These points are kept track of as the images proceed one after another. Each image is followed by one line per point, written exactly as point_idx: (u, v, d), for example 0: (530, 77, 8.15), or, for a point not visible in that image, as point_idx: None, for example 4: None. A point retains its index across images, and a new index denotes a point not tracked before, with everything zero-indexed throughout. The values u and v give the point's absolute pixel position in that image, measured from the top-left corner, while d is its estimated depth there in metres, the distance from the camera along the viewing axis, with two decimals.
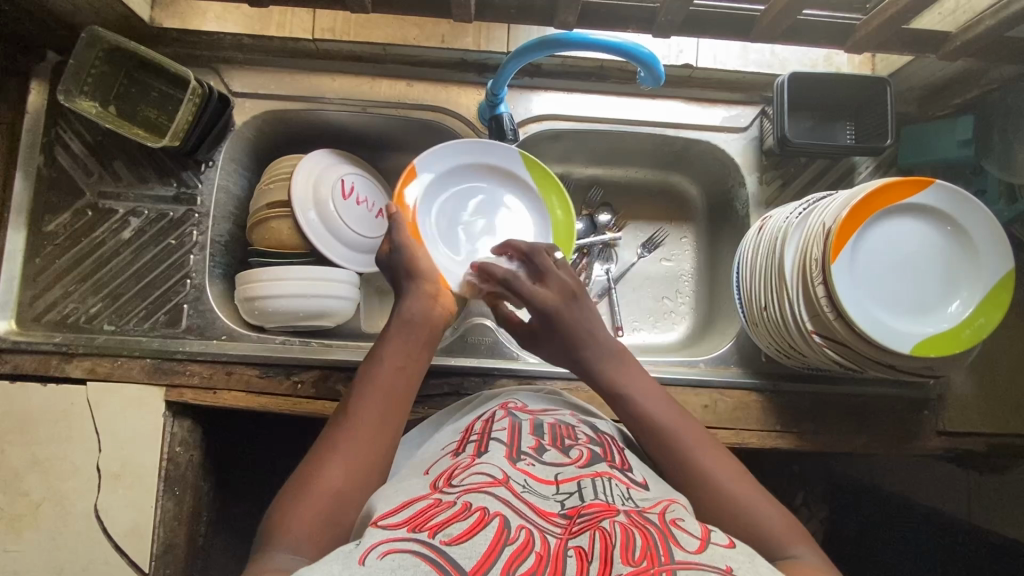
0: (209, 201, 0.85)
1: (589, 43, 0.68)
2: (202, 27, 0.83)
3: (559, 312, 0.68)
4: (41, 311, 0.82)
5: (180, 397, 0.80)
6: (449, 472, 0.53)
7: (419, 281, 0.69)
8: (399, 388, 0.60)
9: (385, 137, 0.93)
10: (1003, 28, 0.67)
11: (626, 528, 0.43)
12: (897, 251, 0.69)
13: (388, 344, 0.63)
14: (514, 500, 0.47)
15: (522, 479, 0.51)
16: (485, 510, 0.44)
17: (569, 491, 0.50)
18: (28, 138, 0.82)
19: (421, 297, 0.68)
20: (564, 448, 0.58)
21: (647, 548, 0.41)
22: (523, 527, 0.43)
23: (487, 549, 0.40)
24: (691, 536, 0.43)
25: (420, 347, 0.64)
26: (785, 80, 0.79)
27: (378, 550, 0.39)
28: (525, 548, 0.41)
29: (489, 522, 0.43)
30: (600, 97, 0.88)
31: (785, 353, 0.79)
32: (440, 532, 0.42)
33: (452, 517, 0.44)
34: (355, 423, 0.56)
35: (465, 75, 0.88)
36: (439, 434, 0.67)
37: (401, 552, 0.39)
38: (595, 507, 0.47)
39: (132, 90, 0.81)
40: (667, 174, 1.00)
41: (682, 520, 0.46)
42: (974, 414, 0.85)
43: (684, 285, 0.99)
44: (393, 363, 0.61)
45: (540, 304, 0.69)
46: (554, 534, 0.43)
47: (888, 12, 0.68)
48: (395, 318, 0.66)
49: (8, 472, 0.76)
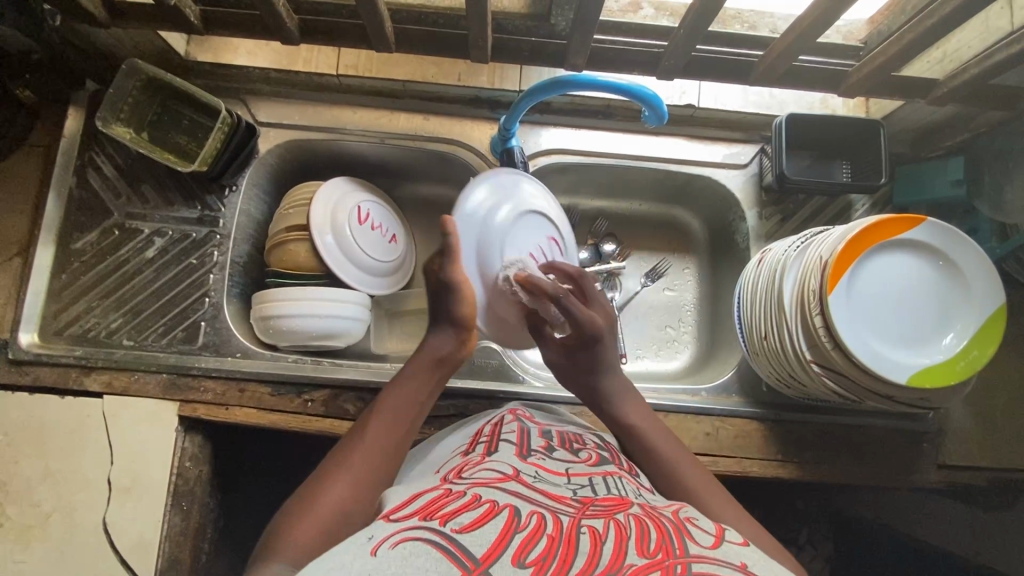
0: (230, 224, 0.89)
1: (597, 84, 0.73)
2: (233, 61, 0.89)
3: (602, 338, 0.70)
4: (63, 325, 0.84)
5: (193, 413, 0.82)
6: (460, 467, 0.55)
7: (457, 328, 0.69)
8: (409, 416, 0.63)
9: (402, 167, 0.98)
10: (987, 75, 0.70)
11: (640, 520, 0.45)
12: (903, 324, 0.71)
13: (409, 373, 0.67)
14: (524, 491, 0.48)
15: (532, 472, 0.52)
16: (495, 502, 0.46)
17: (581, 483, 0.52)
18: (62, 160, 0.87)
19: (451, 335, 0.69)
20: (573, 450, 0.61)
21: (662, 541, 0.42)
22: (534, 514, 0.44)
23: (498, 537, 0.41)
24: (706, 533, 0.45)
25: (437, 382, 0.68)
26: (782, 121, 0.83)
27: (390, 541, 0.41)
28: (536, 533, 0.42)
29: (499, 513, 0.44)
30: (607, 134, 0.92)
31: (785, 382, 0.81)
32: (451, 521, 0.43)
33: (463, 506, 0.45)
34: (365, 443, 0.59)
35: (479, 111, 0.93)
36: (447, 436, 0.69)
37: (411, 540, 0.40)
38: (608, 500, 0.48)
39: (164, 118, 0.85)
40: (670, 208, 1.03)
41: (696, 519, 0.48)
42: (974, 448, 0.85)
43: (686, 314, 1.02)
44: (411, 393, 0.65)
45: (592, 327, 0.69)
46: (567, 514, 0.45)
47: (877, 60, 0.73)
48: (423, 353, 0.68)
49: (20, 483, 0.77)
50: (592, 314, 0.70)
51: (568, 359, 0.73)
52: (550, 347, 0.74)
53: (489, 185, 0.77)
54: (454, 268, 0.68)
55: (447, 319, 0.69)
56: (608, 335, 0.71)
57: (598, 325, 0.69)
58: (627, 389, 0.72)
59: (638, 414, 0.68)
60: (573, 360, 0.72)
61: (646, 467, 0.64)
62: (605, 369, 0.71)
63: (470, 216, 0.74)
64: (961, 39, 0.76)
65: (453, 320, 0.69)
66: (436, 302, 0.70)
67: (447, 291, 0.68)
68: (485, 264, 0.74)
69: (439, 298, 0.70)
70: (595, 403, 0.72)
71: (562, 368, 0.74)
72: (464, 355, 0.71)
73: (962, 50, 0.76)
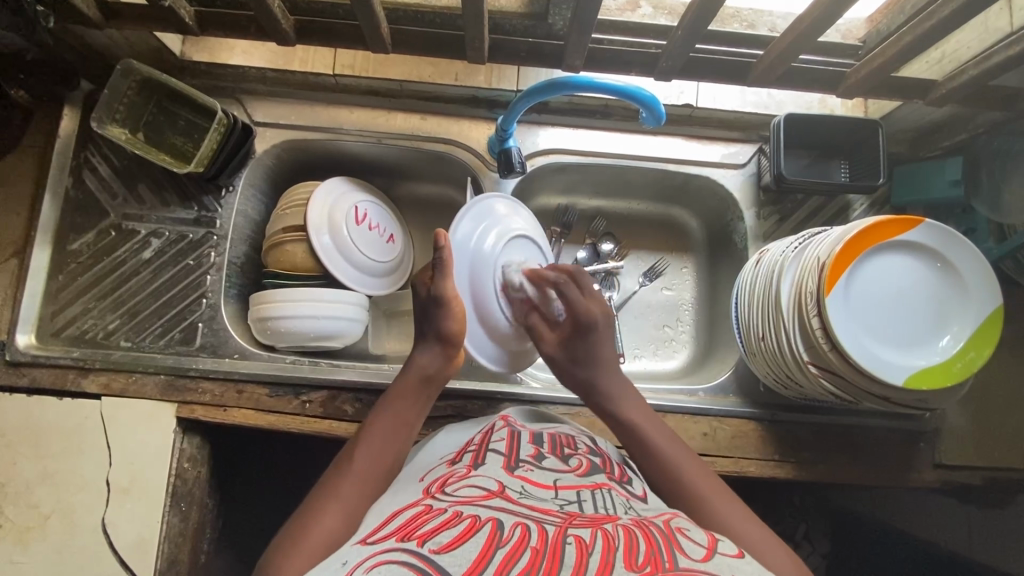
0: (227, 224, 0.88)
1: (594, 86, 0.73)
2: (228, 60, 0.89)
3: (597, 329, 0.73)
4: (60, 327, 0.84)
5: (191, 414, 0.82)
6: (444, 480, 0.55)
7: (445, 346, 0.71)
8: (396, 435, 0.64)
9: (399, 167, 0.97)
10: (986, 77, 0.70)
11: (629, 530, 0.45)
12: (899, 307, 0.72)
13: (397, 391, 0.68)
14: (510, 504, 0.48)
15: (518, 485, 0.53)
16: (477, 516, 0.46)
17: (569, 499, 0.52)
18: (57, 160, 0.86)
19: (438, 351, 0.71)
20: (563, 457, 0.61)
21: (650, 553, 0.42)
22: (517, 526, 0.45)
23: (478, 555, 0.41)
24: (697, 545, 0.45)
25: (426, 399, 0.69)
26: (780, 121, 0.83)
27: (365, 566, 0.41)
28: (520, 545, 0.42)
29: (480, 528, 0.44)
30: (604, 133, 0.92)
31: (782, 383, 0.81)
32: (430, 541, 0.43)
33: (441, 525, 0.45)
34: (351, 473, 0.59)
35: (476, 111, 0.92)
36: (434, 441, 0.70)
37: (387, 564, 0.40)
38: (595, 514, 0.48)
39: (160, 118, 0.85)
40: (668, 208, 1.03)
41: (687, 530, 0.48)
42: (970, 447, 0.86)
43: (684, 314, 1.02)
44: (399, 411, 0.66)
45: (589, 317, 0.73)
46: (552, 523, 0.46)
47: (876, 61, 0.73)
48: (413, 370, 0.69)
49: (18, 484, 0.77)
50: (589, 304, 0.74)
51: (565, 354, 0.74)
52: (546, 341, 0.76)
53: (483, 210, 0.80)
54: (446, 280, 0.70)
55: (437, 337, 0.71)
56: (604, 327, 0.74)
57: (595, 316, 0.74)
58: (626, 387, 0.71)
59: (631, 408, 0.69)
60: (569, 352, 0.74)
61: (639, 456, 0.66)
62: (602, 364, 0.72)
63: (462, 238, 0.78)
64: (960, 39, 0.76)
65: (441, 336, 0.70)
66: (425, 317, 0.72)
67: (438, 305, 0.70)
68: (475, 285, 0.77)
69: (429, 313, 0.71)
70: (590, 399, 0.72)
71: (558, 364, 0.75)
72: (451, 371, 0.72)
73: (962, 50, 0.75)
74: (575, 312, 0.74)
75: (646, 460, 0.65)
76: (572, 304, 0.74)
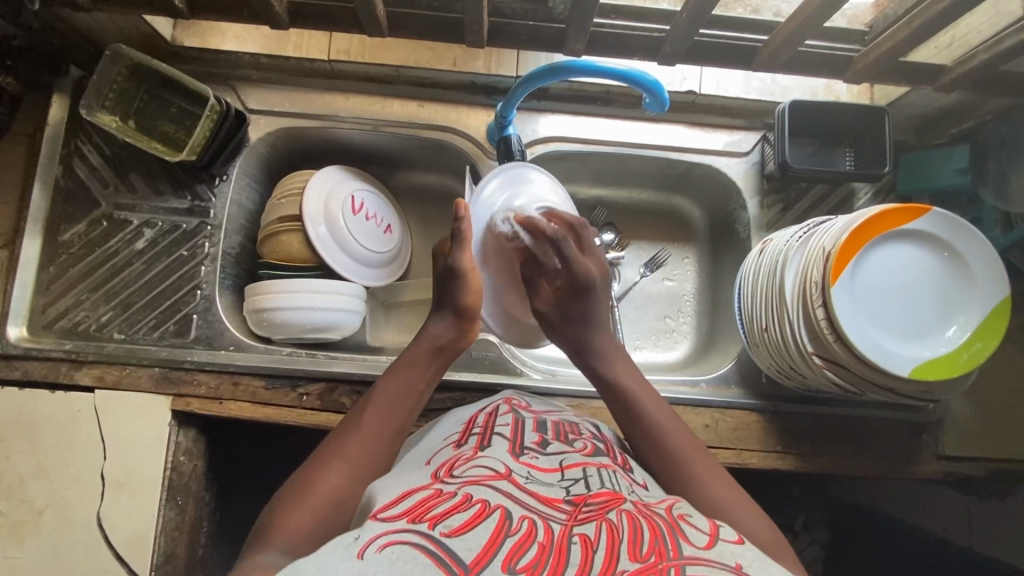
0: (221, 214, 0.87)
1: (596, 70, 0.71)
2: (221, 46, 0.86)
3: (595, 288, 0.70)
4: (52, 319, 0.83)
5: (186, 407, 0.81)
6: (450, 463, 0.54)
7: (457, 318, 0.69)
8: (404, 404, 0.63)
9: (397, 155, 0.96)
10: (996, 62, 0.69)
11: (633, 518, 0.44)
12: (904, 288, 0.71)
13: (407, 360, 0.66)
14: (516, 491, 0.47)
15: (524, 471, 0.52)
16: (486, 502, 0.45)
17: (574, 478, 0.52)
18: (46, 148, 0.84)
19: (451, 322, 0.69)
20: (568, 441, 0.60)
21: (655, 543, 0.41)
22: (524, 518, 0.43)
23: (489, 540, 0.40)
24: (700, 532, 0.44)
25: (436, 369, 0.68)
26: (785, 108, 0.82)
27: (377, 543, 0.39)
28: (527, 538, 0.41)
29: (489, 514, 0.43)
30: (606, 120, 0.90)
31: (785, 374, 0.80)
32: (440, 523, 0.42)
33: (452, 508, 0.44)
34: (361, 431, 0.59)
35: (475, 97, 0.90)
36: (440, 424, 0.68)
37: (399, 544, 0.39)
38: (601, 496, 0.48)
39: (150, 105, 0.83)
40: (669, 197, 1.02)
41: (689, 517, 0.47)
42: (973, 438, 0.85)
43: (685, 304, 1.01)
44: (409, 380, 0.64)
45: (587, 275, 0.70)
46: (558, 521, 0.44)
47: (885, 45, 0.71)
48: (422, 341, 0.68)
49: (12, 479, 0.76)
50: (587, 262, 0.71)
51: (559, 313, 0.71)
52: (541, 296, 0.73)
53: (509, 181, 0.77)
54: (462, 252, 0.68)
55: (450, 308, 0.69)
56: (601, 286, 0.71)
57: (593, 274, 0.70)
58: (619, 350, 0.70)
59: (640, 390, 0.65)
60: (563, 311, 0.71)
61: (631, 428, 0.63)
62: (596, 324, 0.70)
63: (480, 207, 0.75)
64: (970, 23, 0.74)
65: (455, 310, 0.69)
66: (443, 290, 0.69)
67: (455, 280, 0.68)
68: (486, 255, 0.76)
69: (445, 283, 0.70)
70: (580, 359, 0.70)
71: (552, 320, 0.72)
72: (466, 342, 0.71)
73: (971, 34, 0.74)
74: (573, 270, 0.70)
75: (643, 443, 0.62)
76: (569, 262, 0.70)
